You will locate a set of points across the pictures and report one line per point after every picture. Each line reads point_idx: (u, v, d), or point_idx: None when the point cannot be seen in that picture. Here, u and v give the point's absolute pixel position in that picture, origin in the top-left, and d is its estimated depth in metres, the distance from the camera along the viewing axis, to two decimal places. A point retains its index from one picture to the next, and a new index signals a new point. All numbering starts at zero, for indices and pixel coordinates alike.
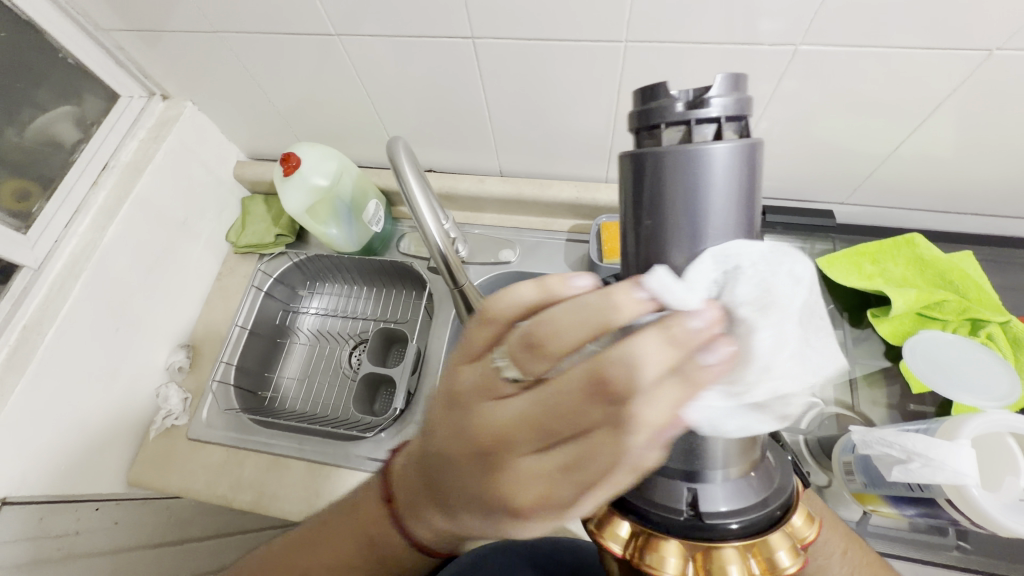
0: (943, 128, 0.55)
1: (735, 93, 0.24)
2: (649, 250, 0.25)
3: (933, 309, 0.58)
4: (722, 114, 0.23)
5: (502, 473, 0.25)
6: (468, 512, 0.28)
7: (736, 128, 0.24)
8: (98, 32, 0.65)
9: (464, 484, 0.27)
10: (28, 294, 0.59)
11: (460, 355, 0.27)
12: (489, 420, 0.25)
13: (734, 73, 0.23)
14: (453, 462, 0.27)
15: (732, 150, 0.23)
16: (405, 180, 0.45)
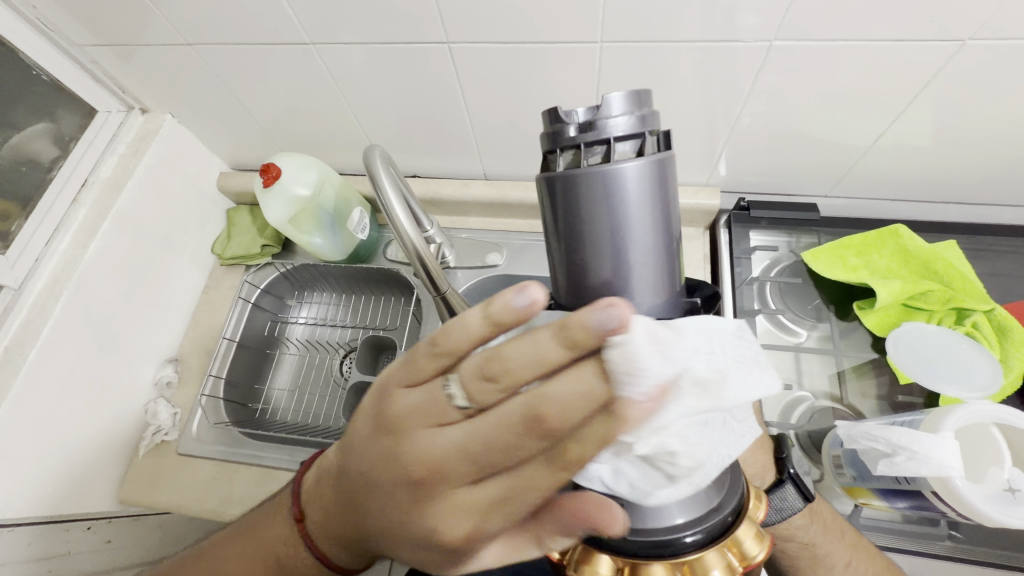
0: (922, 119, 0.55)
1: (632, 112, 0.25)
2: (576, 270, 0.27)
3: (918, 300, 0.58)
4: (612, 136, 0.25)
5: (438, 501, 0.28)
6: (399, 532, 0.30)
7: (635, 144, 0.26)
8: (72, 47, 0.65)
9: (397, 506, 0.29)
10: (10, 315, 0.59)
11: (406, 379, 0.28)
12: (430, 448, 0.26)
13: (627, 93, 0.25)
14: (386, 484, 0.29)
15: (641, 165, 0.25)
16: (382, 188, 0.44)
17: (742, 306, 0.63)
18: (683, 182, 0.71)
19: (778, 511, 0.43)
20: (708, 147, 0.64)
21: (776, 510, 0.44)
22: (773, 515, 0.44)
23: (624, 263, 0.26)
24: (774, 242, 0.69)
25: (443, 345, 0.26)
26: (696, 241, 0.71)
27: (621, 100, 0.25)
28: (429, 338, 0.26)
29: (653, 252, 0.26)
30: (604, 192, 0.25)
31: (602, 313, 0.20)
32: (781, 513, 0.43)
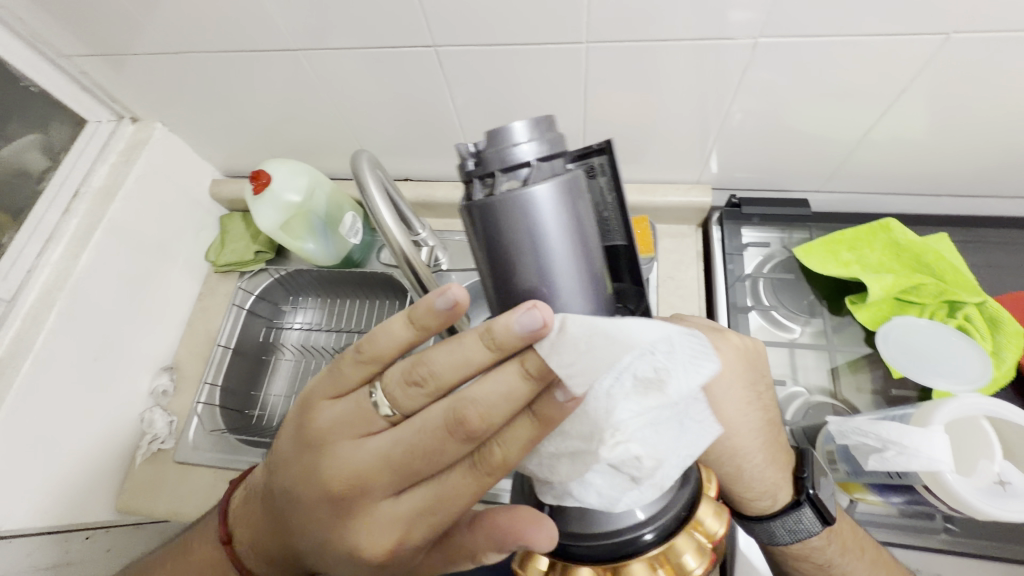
0: (911, 112, 0.55)
1: (539, 138, 0.27)
2: (505, 289, 0.28)
3: (911, 294, 0.58)
4: (526, 160, 0.26)
5: (360, 516, 0.32)
6: (325, 540, 0.34)
7: (549, 165, 0.27)
8: (61, 59, 0.65)
9: (328, 514, 0.33)
10: (3, 327, 0.59)
11: (330, 391, 0.33)
12: (357, 457, 0.32)
13: (531, 119, 0.26)
14: (314, 495, 0.33)
15: (551, 187, 0.26)
16: (368, 192, 0.44)
17: (736, 303, 0.63)
18: (675, 180, 0.71)
19: (790, 532, 0.41)
20: (699, 145, 0.64)
21: (789, 530, 0.41)
22: (785, 534, 0.41)
23: (551, 279, 0.27)
24: (767, 239, 0.69)
25: (370, 353, 0.32)
26: (689, 239, 0.71)
27: (525, 128, 0.26)
28: (359, 351, 0.32)
29: (576, 265, 0.27)
30: (535, 212, 0.26)
31: (522, 314, 0.26)
32: (795, 535, 0.41)
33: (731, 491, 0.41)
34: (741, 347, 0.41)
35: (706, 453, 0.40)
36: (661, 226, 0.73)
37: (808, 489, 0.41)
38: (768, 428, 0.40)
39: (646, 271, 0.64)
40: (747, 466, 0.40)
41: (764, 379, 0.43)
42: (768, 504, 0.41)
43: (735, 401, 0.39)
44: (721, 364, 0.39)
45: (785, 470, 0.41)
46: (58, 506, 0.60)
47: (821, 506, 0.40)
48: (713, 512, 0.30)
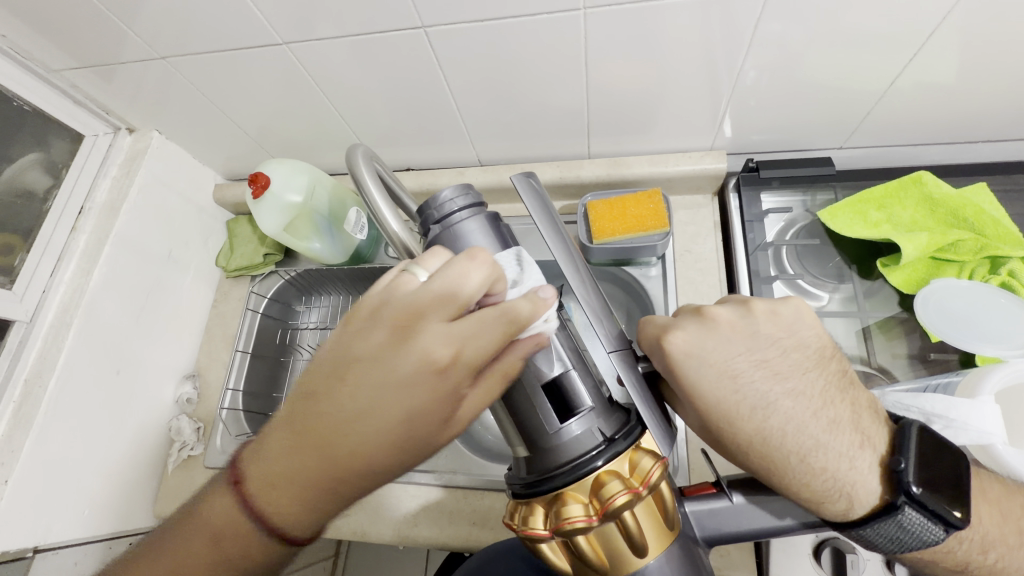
0: (945, 52, 0.50)
1: (462, 195, 0.37)
2: None
3: (946, 251, 0.55)
4: (450, 212, 0.37)
5: (406, 345, 0.31)
6: (365, 393, 0.31)
7: (471, 210, 0.37)
8: (50, 74, 0.64)
9: (373, 379, 0.31)
10: (25, 348, 0.59)
11: (445, 312, 0.31)
12: (432, 325, 0.31)
13: (456, 184, 0.37)
14: (381, 375, 0.31)
15: (473, 223, 0.37)
16: (365, 186, 0.43)
17: (758, 271, 0.60)
18: (687, 148, 0.68)
19: (894, 541, 0.31)
20: (710, 108, 0.61)
21: (890, 538, 0.31)
22: (886, 543, 0.32)
23: None
24: (788, 203, 0.66)
25: (450, 292, 0.31)
26: (705, 210, 0.69)
27: (447, 192, 0.37)
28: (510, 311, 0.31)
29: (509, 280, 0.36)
30: (462, 239, 0.36)
31: None
32: (903, 543, 0.31)
33: (786, 493, 0.33)
34: (724, 317, 0.34)
35: (726, 444, 0.34)
36: (675, 198, 0.70)
37: (910, 486, 0.30)
38: (795, 402, 0.32)
39: (662, 246, 0.62)
40: (778, 452, 0.32)
41: (777, 343, 0.34)
42: (846, 506, 0.32)
43: (717, 379, 0.32)
44: (687, 342, 0.33)
45: (853, 456, 0.32)
46: (99, 518, 0.61)
47: (929, 504, 0.30)
48: (617, 482, 0.30)
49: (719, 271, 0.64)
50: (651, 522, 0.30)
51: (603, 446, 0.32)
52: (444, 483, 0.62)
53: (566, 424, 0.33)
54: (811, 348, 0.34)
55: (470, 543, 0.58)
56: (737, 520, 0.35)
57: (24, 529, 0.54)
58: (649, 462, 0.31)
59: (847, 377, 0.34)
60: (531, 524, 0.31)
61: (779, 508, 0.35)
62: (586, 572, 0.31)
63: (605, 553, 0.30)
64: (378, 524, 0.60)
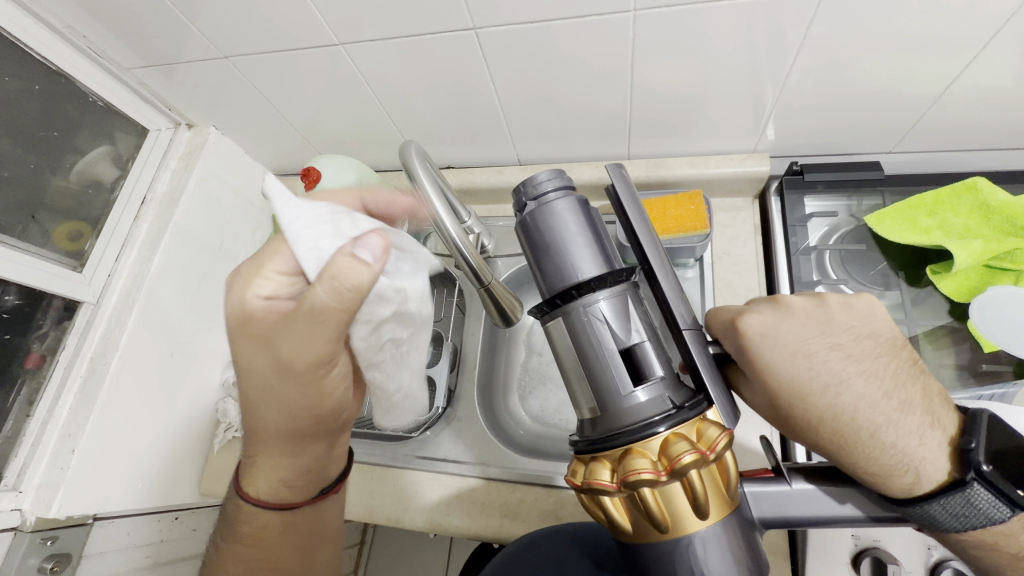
0: (1007, 54, 0.48)
1: (559, 179, 0.38)
2: (550, 280, 0.37)
3: (1002, 259, 0.53)
4: (549, 191, 0.38)
5: (244, 357, 0.43)
6: (256, 390, 0.44)
7: (568, 195, 0.38)
8: (121, 72, 0.68)
9: (256, 385, 0.44)
10: (91, 327, 0.63)
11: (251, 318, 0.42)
12: (258, 329, 0.43)
13: (555, 169, 0.38)
14: (253, 377, 0.44)
15: (569, 203, 0.37)
16: (417, 182, 0.46)
17: (800, 277, 0.60)
18: (728, 151, 0.68)
19: (958, 519, 0.29)
20: (755, 111, 0.60)
21: (954, 516, 0.29)
22: (948, 521, 0.30)
23: (575, 266, 0.36)
24: (831, 208, 0.65)
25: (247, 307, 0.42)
26: (745, 212, 0.68)
27: (545, 174, 0.38)
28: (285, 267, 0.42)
29: (595, 260, 0.36)
30: (555, 216, 0.37)
31: None
32: (966, 521, 0.29)
33: (849, 467, 0.32)
34: (800, 305, 0.35)
35: (793, 419, 0.34)
36: (714, 199, 0.70)
37: (981, 464, 0.28)
38: (868, 381, 0.32)
39: (701, 248, 0.62)
40: (847, 425, 0.31)
41: (850, 331, 0.34)
42: (911, 481, 0.30)
43: (790, 358, 0.33)
44: (762, 323, 0.34)
45: (924, 434, 0.31)
46: (150, 490, 0.64)
47: (1002, 485, 0.28)
48: (686, 442, 0.28)
49: (759, 274, 0.64)
50: (712, 487, 0.29)
51: (671, 412, 0.31)
52: (478, 474, 0.63)
53: (637, 389, 0.32)
54: (884, 338, 0.34)
55: (500, 535, 0.59)
56: (796, 508, 0.33)
57: (86, 496, 0.57)
58: (718, 427, 0.29)
59: (918, 366, 0.34)
60: (596, 477, 0.29)
61: (840, 491, 0.33)
62: (646, 533, 0.29)
63: (668, 515, 0.29)
64: (411, 511, 0.62)
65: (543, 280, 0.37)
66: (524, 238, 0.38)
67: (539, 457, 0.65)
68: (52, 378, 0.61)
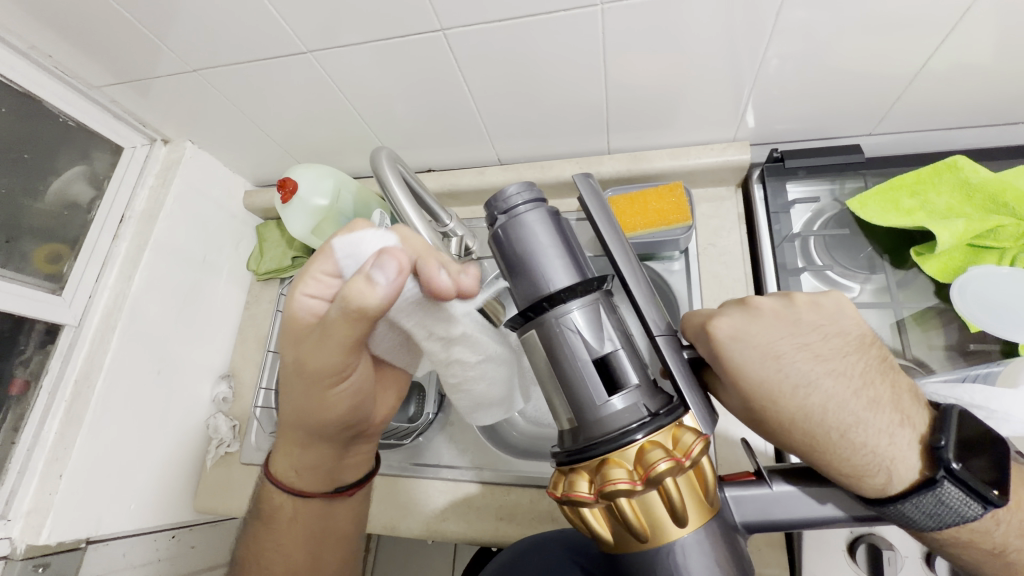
0: (981, 30, 0.48)
1: (530, 192, 0.38)
2: (523, 292, 0.36)
3: (985, 238, 0.54)
4: (520, 204, 0.37)
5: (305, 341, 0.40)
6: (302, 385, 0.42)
7: (540, 208, 0.38)
8: (91, 90, 0.67)
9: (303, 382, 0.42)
10: (74, 350, 0.63)
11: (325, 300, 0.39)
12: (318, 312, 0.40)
13: (524, 182, 0.38)
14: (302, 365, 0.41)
15: (539, 214, 0.37)
16: (389, 188, 0.45)
17: (785, 264, 0.59)
18: (709, 140, 0.67)
19: (931, 517, 0.29)
20: (733, 99, 0.60)
21: (928, 515, 0.29)
22: (923, 520, 0.30)
23: (547, 277, 0.35)
24: (816, 192, 0.64)
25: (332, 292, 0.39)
26: (729, 202, 0.68)
27: (513, 188, 0.37)
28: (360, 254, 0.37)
29: (568, 270, 0.35)
30: (527, 228, 0.36)
31: None
32: (941, 520, 0.29)
33: (823, 468, 0.32)
34: (768, 305, 0.34)
35: (766, 423, 0.33)
36: (697, 190, 0.70)
37: (951, 462, 0.28)
38: (839, 382, 0.31)
39: (685, 240, 0.61)
40: (819, 427, 0.31)
41: (819, 329, 0.33)
42: (884, 481, 0.30)
43: (760, 360, 0.32)
44: (732, 326, 0.33)
45: (894, 432, 0.30)
46: (145, 510, 0.64)
47: (969, 481, 0.28)
48: (662, 450, 0.28)
49: (746, 264, 0.64)
50: (690, 493, 0.29)
51: (648, 420, 0.30)
52: (474, 479, 0.63)
53: (613, 398, 0.32)
54: (853, 335, 0.33)
55: (498, 538, 0.58)
56: (777, 508, 0.33)
57: (79, 519, 0.57)
58: (694, 434, 0.29)
59: (887, 362, 0.33)
60: (575, 489, 0.29)
61: (819, 491, 0.33)
62: (627, 542, 0.29)
63: (647, 524, 0.28)
64: (408, 518, 0.62)
65: (516, 293, 0.37)
66: (496, 252, 0.38)
67: (534, 458, 0.65)
68: (37, 404, 0.60)
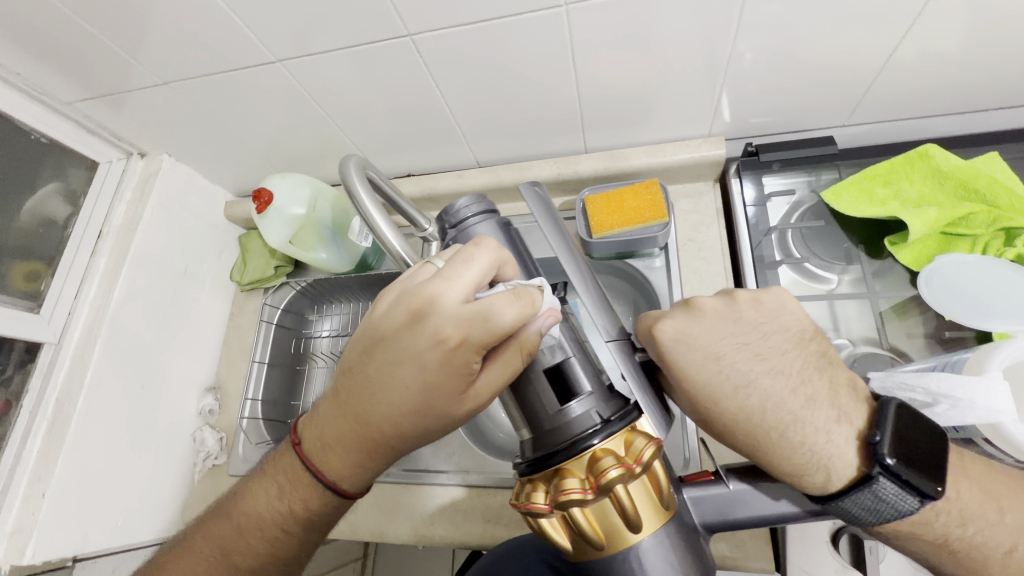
0: (945, 19, 0.48)
1: (479, 204, 0.42)
2: None
3: (958, 225, 0.54)
4: (470, 215, 0.41)
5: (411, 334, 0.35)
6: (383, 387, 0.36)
7: (489, 217, 0.42)
8: (63, 106, 0.67)
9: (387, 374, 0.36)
10: (55, 368, 0.62)
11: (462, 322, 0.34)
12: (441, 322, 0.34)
13: (473, 194, 0.42)
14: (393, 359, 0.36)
15: (488, 225, 0.41)
16: (356, 195, 0.45)
17: (762, 257, 0.60)
18: (684, 136, 0.67)
19: (872, 512, 0.30)
20: (706, 94, 0.60)
21: (869, 511, 0.30)
22: (865, 516, 0.30)
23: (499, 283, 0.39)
24: (793, 184, 0.64)
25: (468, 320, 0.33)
26: (706, 197, 0.68)
27: (464, 201, 0.41)
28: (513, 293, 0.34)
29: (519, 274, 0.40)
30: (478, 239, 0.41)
31: None
32: (881, 515, 0.30)
33: (767, 467, 0.33)
34: (710, 306, 0.36)
35: (712, 425, 0.34)
36: (675, 186, 0.70)
37: (886, 458, 0.29)
38: (775, 379, 0.33)
39: (663, 237, 0.62)
40: (759, 427, 0.32)
41: (758, 328, 0.34)
42: (824, 480, 0.31)
43: (701, 362, 0.34)
44: (675, 329, 0.34)
45: (831, 429, 0.31)
46: (132, 526, 0.64)
47: (905, 476, 0.28)
48: (613, 458, 0.29)
49: (724, 259, 0.64)
50: (645, 498, 0.29)
51: (600, 426, 0.32)
52: (461, 483, 0.62)
53: (566, 406, 0.33)
54: (794, 332, 0.34)
55: (486, 540, 0.58)
56: (738, 508, 0.34)
57: (63, 537, 0.57)
58: (646, 439, 0.30)
59: (827, 357, 0.34)
60: (531, 500, 0.30)
61: (774, 489, 0.34)
62: (585, 551, 0.30)
63: (602, 531, 0.29)
64: (396, 524, 0.62)
65: None
66: None
67: None
68: (19, 422, 0.60)
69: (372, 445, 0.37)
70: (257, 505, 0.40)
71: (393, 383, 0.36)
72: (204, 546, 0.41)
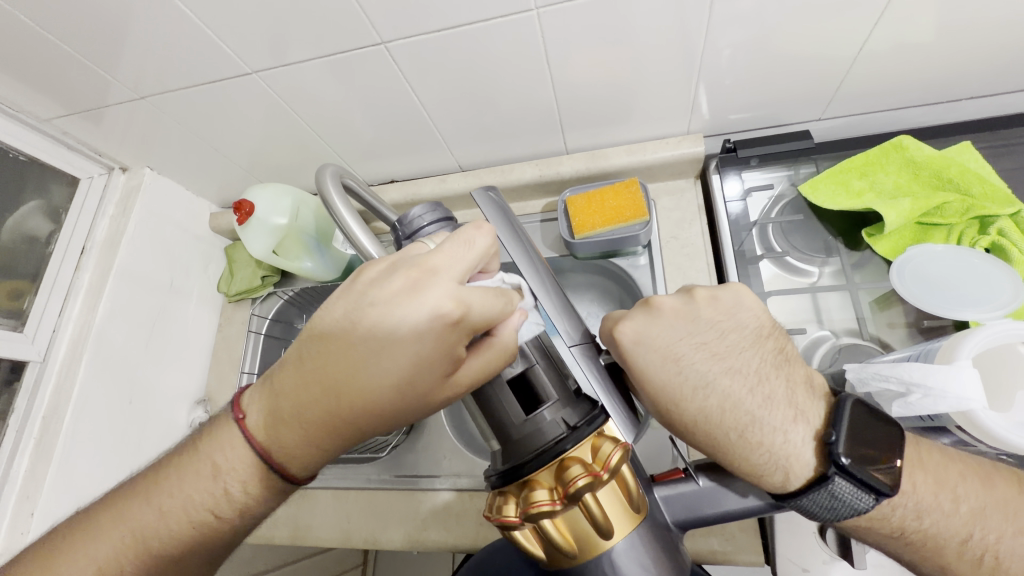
0: (911, 12, 0.49)
1: (433, 211, 0.43)
2: None
3: (933, 215, 0.55)
4: (425, 221, 0.42)
5: (402, 308, 0.34)
6: (365, 359, 0.35)
7: (444, 223, 0.43)
8: (41, 123, 0.66)
9: (370, 347, 0.35)
10: (41, 387, 0.62)
11: (457, 306, 0.34)
12: (433, 303, 0.34)
13: (427, 202, 0.43)
14: (378, 334, 0.35)
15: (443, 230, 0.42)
16: (331, 203, 0.46)
17: (744, 253, 0.60)
18: (664, 134, 0.68)
19: (830, 510, 0.32)
20: (683, 92, 0.60)
21: (827, 508, 0.32)
22: (823, 513, 0.32)
23: None
24: (773, 179, 0.65)
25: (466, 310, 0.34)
26: (688, 194, 0.69)
27: (418, 209, 0.42)
28: (502, 295, 0.36)
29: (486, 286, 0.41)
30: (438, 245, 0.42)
31: None
32: (838, 512, 0.31)
33: (728, 466, 0.35)
34: (668, 306, 0.37)
35: (676, 427, 0.36)
36: (656, 184, 0.70)
37: (840, 457, 0.30)
38: (734, 378, 0.34)
39: (645, 235, 0.62)
40: (718, 429, 0.34)
41: (717, 327, 0.36)
42: (782, 479, 0.33)
43: (661, 363, 0.35)
44: (635, 331, 0.36)
45: (787, 429, 0.33)
46: None
47: (859, 475, 0.30)
48: (579, 467, 0.31)
49: (707, 255, 0.64)
50: (613, 503, 0.32)
51: (567, 434, 0.34)
52: (451, 487, 0.63)
53: (535, 414, 0.36)
54: (752, 329, 0.36)
55: (479, 544, 0.59)
56: (704, 505, 0.37)
57: None
58: (609, 447, 0.33)
59: (783, 353, 0.35)
60: (504, 513, 0.33)
61: (741, 485, 0.37)
62: (560, 559, 0.32)
63: (573, 537, 0.32)
64: (389, 530, 0.62)
65: None
66: None
67: None
68: (6, 442, 0.60)
69: (339, 419, 0.36)
70: (184, 484, 0.37)
71: (368, 361, 0.35)
72: (113, 530, 0.37)
